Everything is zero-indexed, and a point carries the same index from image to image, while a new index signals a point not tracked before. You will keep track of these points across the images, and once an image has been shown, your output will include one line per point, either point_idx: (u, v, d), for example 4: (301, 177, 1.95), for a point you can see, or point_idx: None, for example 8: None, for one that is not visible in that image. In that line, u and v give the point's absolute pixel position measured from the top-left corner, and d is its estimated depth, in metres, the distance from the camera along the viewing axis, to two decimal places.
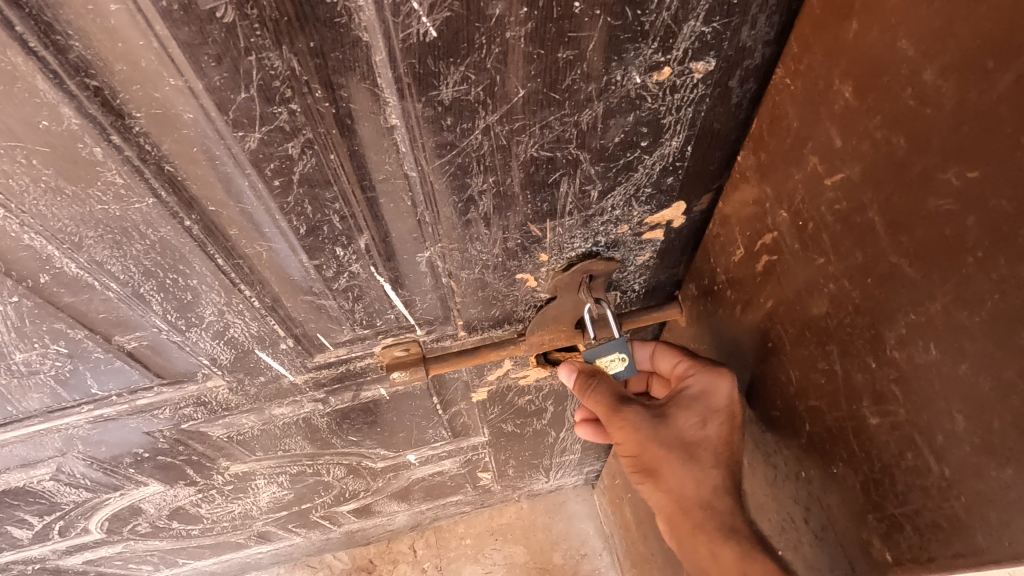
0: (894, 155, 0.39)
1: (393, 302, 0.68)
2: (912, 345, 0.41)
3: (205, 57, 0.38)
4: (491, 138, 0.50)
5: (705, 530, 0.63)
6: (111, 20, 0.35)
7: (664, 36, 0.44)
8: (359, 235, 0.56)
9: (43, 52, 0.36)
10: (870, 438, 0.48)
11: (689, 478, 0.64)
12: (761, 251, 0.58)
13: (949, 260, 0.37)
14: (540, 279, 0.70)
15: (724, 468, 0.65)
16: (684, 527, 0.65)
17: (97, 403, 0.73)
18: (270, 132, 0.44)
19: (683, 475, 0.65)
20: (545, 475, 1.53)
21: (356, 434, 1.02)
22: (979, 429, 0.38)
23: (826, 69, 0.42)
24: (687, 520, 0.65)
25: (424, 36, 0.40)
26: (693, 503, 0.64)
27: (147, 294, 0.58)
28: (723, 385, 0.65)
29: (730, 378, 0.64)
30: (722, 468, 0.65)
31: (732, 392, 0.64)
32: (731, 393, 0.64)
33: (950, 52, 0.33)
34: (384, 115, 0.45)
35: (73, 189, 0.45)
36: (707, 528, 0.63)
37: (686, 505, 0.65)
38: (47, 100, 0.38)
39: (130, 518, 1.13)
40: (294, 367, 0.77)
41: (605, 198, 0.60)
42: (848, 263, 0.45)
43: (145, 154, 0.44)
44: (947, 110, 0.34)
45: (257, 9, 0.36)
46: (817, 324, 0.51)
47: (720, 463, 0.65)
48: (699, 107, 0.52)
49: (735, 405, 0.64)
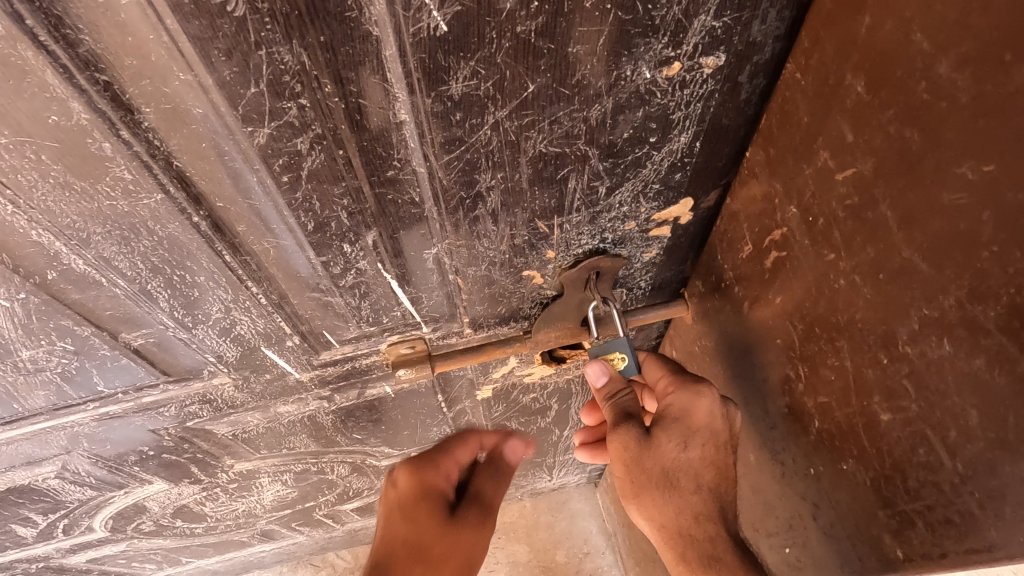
0: (907, 149, 0.39)
1: (400, 299, 0.68)
2: (925, 340, 0.41)
3: (215, 52, 0.38)
4: (500, 133, 0.49)
5: (686, 559, 0.65)
6: (122, 13, 0.35)
7: (675, 31, 0.44)
8: (367, 231, 0.56)
9: (53, 46, 0.35)
10: (881, 434, 0.48)
11: (671, 505, 0.64)
12: (769, 247, 0.58)
13: (964, 255, 0.36)
14: (548, 276, 0.70)
15: (706, 493, 0.64)
16: (671, 551, 0.66)
17: (102, 401, 0.73)
18: (279, 127, 0.44)
19: (666, 498, 0.64)
20: (548, 473, 1.53)
21: (360, 432, 1.02)
22: (993, 424, 0.37)
23: (838, 64, 0.42)
24: (669, 547, 0.66)
25: (435, 31, 0.40)
26: (675, 531, 0.65)
27: (153, 291, 0.58)
28: (702, 404, 0.64)
29: (708, 398, 0.64)
30: (705, 492, 0.64)
31: (711, 410, 0.64)
32: (708, 412, 0.64)
33: (965, 45, 0.33)
34: (393, 110, 0.45)
35: (81, 185, 0.45)
36: (691, 555, 0.64)
37: (672, 531, 0.65)
38: (56, 94, 0.38)
39: (134, 516, 1.13)
40: (300, 365, 0.77)
41: (612, 194, 0.60)
42: (860, 259, 0.45)
43: (154, 150, 0.43)
44: (962, 104, 0.34)
45: (268, 3, 0.36)
46: (827, 320, 0.51)
47: (702, 487, 0.64)
48: (708, 103, 0.51)
49: (715, 424, 0.64)
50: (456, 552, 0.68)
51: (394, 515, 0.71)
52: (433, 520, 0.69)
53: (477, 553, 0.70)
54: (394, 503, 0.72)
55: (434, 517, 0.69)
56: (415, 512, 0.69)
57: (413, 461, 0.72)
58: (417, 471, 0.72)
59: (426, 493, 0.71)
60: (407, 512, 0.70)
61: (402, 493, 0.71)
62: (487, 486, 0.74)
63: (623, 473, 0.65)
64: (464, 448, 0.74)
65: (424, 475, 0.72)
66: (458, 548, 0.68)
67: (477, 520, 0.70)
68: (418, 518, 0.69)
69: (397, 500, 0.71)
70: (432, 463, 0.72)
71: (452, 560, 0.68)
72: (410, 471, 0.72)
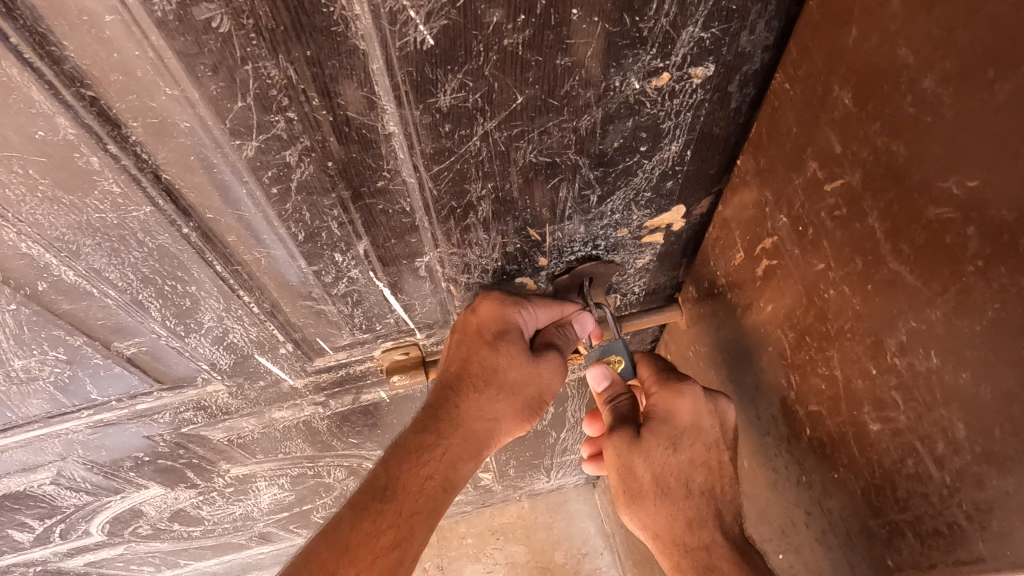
0: (893, 162, 0.39)
1: (393, 306, 0.68)
2: (913, 352, 0.41)
3: (201, 67, 0.38)
4: (489, 144, 0.49)
5: (682, 567, 0.65)
6: (106, 30, 0.35)
7: (663, 42, 0.44)
8: (358, 240, 0.56)
9: (38, 63, 0.35)
10: (871, 444, 0.48)
11: (664, 510, 0.66)
12: (760, 255, 0.58)
13: (949, 269, 0.36)
14: (541, 282, 0.70)
15: (698, 497, 0.65)
16: (667, 558, 0.67)
17: (96, 408, 0.73)
18: (267, 140, 0.44)
19: (660, 504, 0.66)
20: (546, 475, 1.53)
21: (356, 436, 1.02)
22: (979, 437, 0.37)
23: (826, 75, 0.42)
24: (668, 555, 0.67)
25: (421, 45, 0.40)
26: (669, 538, 0.66)
27: (145, 301, 0.58)
28: (683, 404, 0.64)
29: (689, 397, 0.64)
30: (697, 496, 0.65)
31: (693, 410, 0.64)
32: (691, 410, 0.64)
33: (950, 61, 0.33)
34: (382, 123, 0.45)
35: (70, 199, 0.45)
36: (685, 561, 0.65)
37: (667, 537, 0.66)
38: (42, 110, 0.38)
39: (131, 520, 1.13)
40: (294, 372, 0.77)
41: (604, 202, 0.60)
42: (848, 269, 0.45)
43: (142, 163, 0.43)
44: (946, 118, 0.34)
45: (253, 19, 0.36)
46: (818, 329, 0.51)
47: (693, 491, 0.65)
48: (698, 112, 0.51)
49: (699, 421, 0.64)
50: (528, 382, 0.66)
51: (471, 333, 0.65)
52: (515, 352, 0.64)
53: (550, 385, 0.67)
54: (471, 326, 0.66)
55: (516, 349, 0.64)
56: (494, 349, 0.64)
57: (499, 294, 0.65)
58: (502, 305, 0.64)
59: (509, 329, 0.64)
60: (487, 342, 0.64)
61: (484, 325, 0.64)
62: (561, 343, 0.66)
63: (618, 479, 0.67)
64: (547, 310, 0.66)
65: (508, 306, 0.64)
66: (532, 375, 0.66)
67: (556, 356, 0.65)
68: (497, 349, 0.65)
69: (475, 326, 0.65)
70: (519, 301, 0.65)
71: (525, 390, 0.67)
72: (495, 304, 0.64)
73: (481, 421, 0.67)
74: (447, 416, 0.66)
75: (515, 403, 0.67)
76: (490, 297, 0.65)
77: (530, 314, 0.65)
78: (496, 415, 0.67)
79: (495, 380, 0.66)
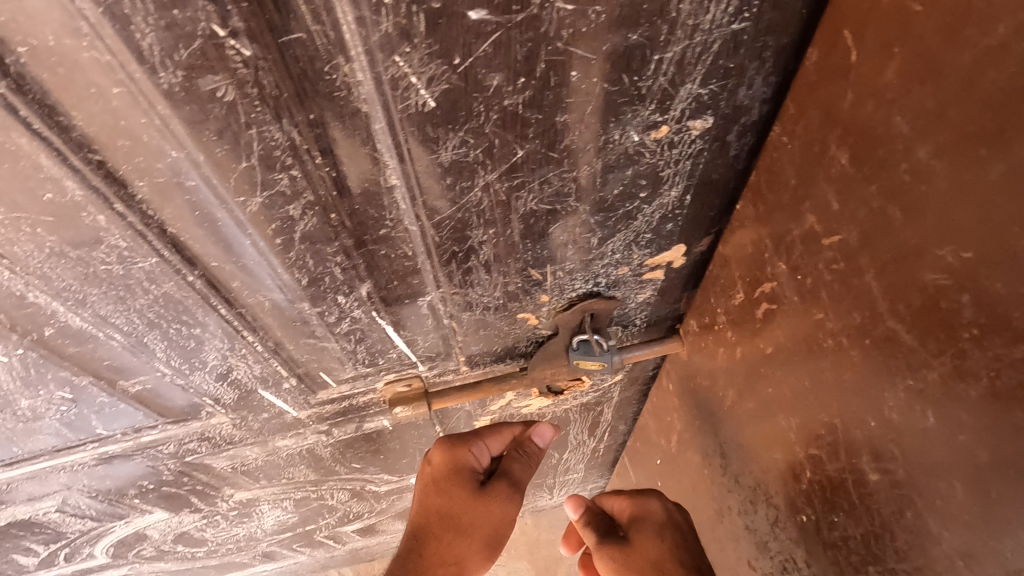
0: (890, 224, 0.39)
1: (396, 342, 0.69)
2: (910, 410, 0.41)
3: (206, 133, 0.38)
4: (490, 194, 0.50)
5: None
6: (113, 101, 0.35)
7: (662, 99, 0.45)
8: (360, 283, 0.57)
9: (47, 132, 0.36)
10: (869, 492, 0.48)
11: None
12: (760, 298, 0.58)
13: (945, 335, 0.37)
14: (542, 318, 0.71)
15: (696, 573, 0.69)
16: None
17: (101, 441, 0.73)
18: (271, 196, 0.44)
19: None
20: (548, 492, 1.53)
21: (358, 461, 1.02)
22: (977, 497, 0.38)
23: (823, 134, 0.43)
24: None
25: (423, 106, 0.40)
26: None
27: (150, 343, 0.58)
28: (653, 505, 0.73)
29: (655, 500, 0.74)
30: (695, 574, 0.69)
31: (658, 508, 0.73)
32: (660, 507, 0.73)
33: (943, 135, 0.34)
34: (384, 176, 0.45)
35: (77, 253, 0.45)
36: None
37: None
38: (51, 174, 0.39)
39: (135, 543, 1.13)
40: (297, 404, 0.77)
41: (605, 243, 0.60)
42: (846, 322, 0.46)
43: (148, 219, 0.44)
44: (941, 188, 0.35)
45: (258, 88, 0.36)
46: (817, 376, 0.51)
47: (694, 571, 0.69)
48: (697, 160, 0.52)
49: (667, 514, 0.73)
50: (482, 520, 0.72)
51: (430, 480, 0.73)
52: (464, 490, 0.72)
53: (505, 520, 0.73)
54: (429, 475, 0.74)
55: (463, 488, 0.72)
56: (447, 493, 0.72)
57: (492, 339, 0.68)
58: (450, 449, 0.73)
59: (459, 469, 0.72)
60: (438, 485, 0.72)
61: (437, 468, 0.73)
62: (511, 466, 0.75)
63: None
64: (496, 440, 0.75)
65: (455, 449, 0.73)
66: (486, 513, 0.72)
67: (506, 490, 0.72)
68: (451, 493, 0.72)
69: (430, 471, 0.74)
70: (466, 442, 0.74)
71: (481, 528, 0.72)
72: (444, 449, 0.73)
73: (447, 565, 0.72)
74: (417, 565, 0.71)
75: (475, 540, 0.72)
76: (441, 447, 0.74)
77: (478, 455, 0.74)
78: (457, 559, 0.72)
79: (455, 523, 0.71)
